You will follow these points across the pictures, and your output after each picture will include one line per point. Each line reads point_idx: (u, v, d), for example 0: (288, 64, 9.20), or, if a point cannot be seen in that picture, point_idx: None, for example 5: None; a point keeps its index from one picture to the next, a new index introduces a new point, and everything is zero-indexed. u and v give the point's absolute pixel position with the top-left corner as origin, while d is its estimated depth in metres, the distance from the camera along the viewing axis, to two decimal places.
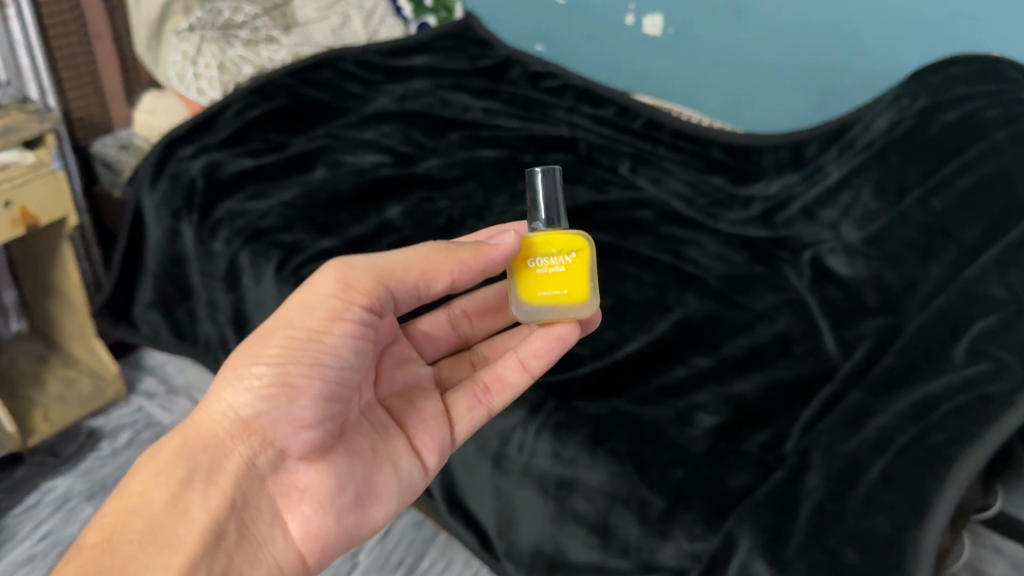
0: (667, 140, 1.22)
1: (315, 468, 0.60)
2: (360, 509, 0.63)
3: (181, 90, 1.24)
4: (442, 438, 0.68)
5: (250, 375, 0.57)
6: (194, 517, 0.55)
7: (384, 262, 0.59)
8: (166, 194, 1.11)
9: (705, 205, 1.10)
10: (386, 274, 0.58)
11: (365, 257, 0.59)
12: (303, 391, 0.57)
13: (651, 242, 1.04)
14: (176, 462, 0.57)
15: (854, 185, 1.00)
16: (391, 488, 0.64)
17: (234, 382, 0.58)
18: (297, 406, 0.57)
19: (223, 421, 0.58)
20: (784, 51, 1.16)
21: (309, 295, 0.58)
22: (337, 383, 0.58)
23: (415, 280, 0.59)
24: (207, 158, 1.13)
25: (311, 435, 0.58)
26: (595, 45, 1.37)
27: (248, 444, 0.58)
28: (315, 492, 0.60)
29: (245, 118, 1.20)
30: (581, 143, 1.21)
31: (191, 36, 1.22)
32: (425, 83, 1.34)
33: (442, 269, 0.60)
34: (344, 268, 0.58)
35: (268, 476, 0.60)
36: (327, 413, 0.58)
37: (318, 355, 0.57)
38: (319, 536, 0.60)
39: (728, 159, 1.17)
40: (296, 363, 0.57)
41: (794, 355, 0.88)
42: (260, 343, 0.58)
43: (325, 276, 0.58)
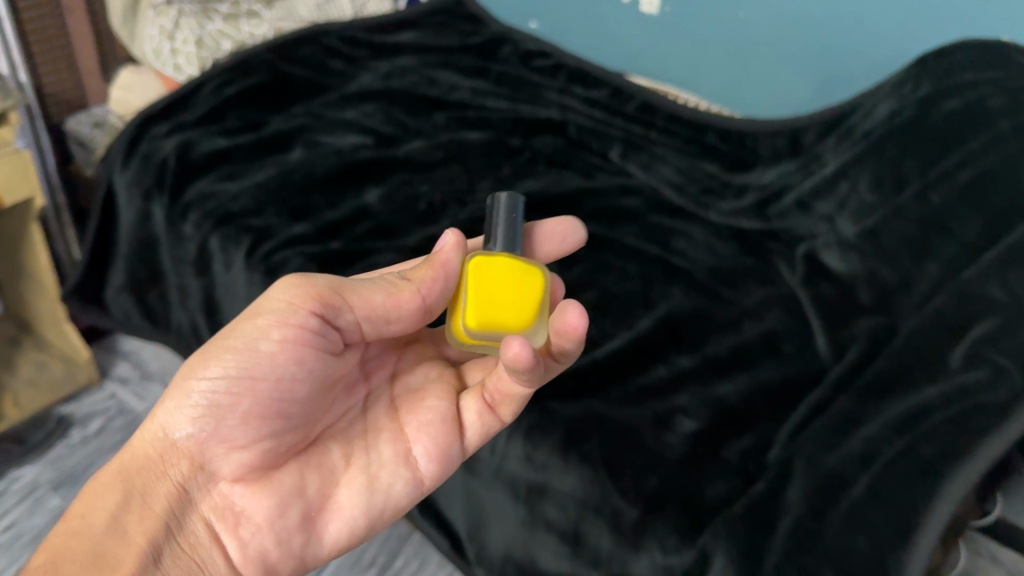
0: (660, 124, 1.17)
1: (253, 489, 0.60)
2: (308, 530, 0.61)
3: (158, 65, 1.19)
4: (444, 445, 0.63)
5: (185, 395, 0.59)
6: (131, 538, 0.56)
7: (342, 280, 0.60)
8: (138, 174, 1.07)
9: (696, 193, 1.05)
10: (343, 288, 0.60)
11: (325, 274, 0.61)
12: (229, 409, 0.58)
13: (638, 232, 1.00)
14: (111, 486, 0.58)
15: (852, 176, 0.95)
16: (356, 503, 0.62)
17: (173, 403, 0.59)
18: (225, 426, 0.58)
19: (156, 443, 0.59)
20: (784, 32, 1.11)
21: (258, 310, 0.60)
22: (274, 400, 0.59)
23: (381, 300, 0.60)
24: (180, 137, 1.10)
25: (244, 455, 0.59)
26: (589, 23, 1.31)
27: (179, 466, 0.59)
28: (255, 511, 0.59)
29: (221, 95, 1.16)
30: (571, 126, 1.16)
31: (169, 10, 1.17)
32: (411, 59, 1.29)
33: (409, 288, 0.61)
34: (300, 280, 0.59)
35: (202, 500, 0.60)
36: (260, 432, 0.59)
37: (250, 366, 0.58)
38: (261, 558, 0.59)
39: (723, 145, 1.13)
40: (228, 379, 0.58)
41: (782, 354, 0.84)
42: (201, 363, 0.59)
43: (276, 289, 0.60)
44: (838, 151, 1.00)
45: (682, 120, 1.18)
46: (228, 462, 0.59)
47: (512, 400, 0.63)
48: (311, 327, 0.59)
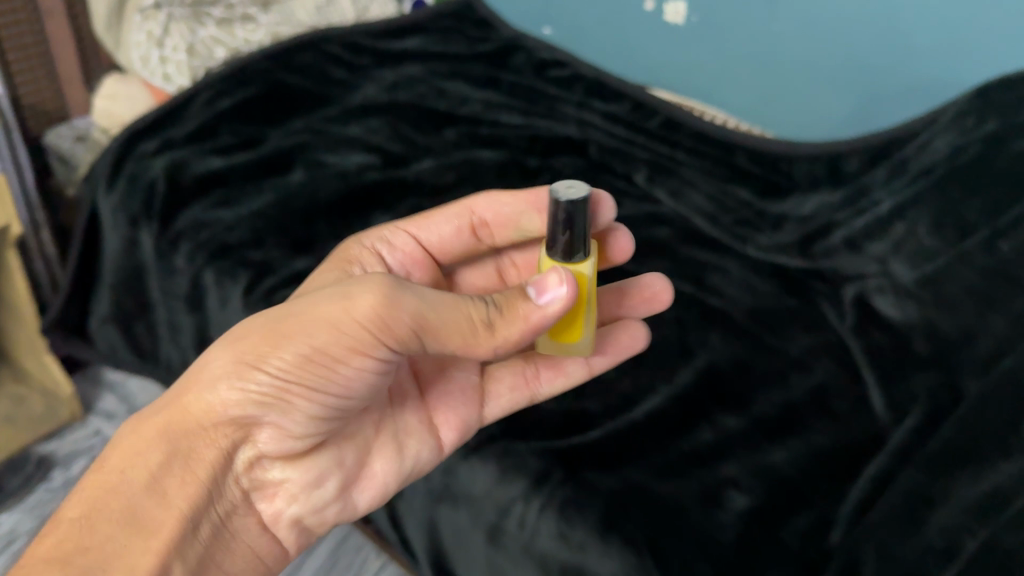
0: (687, 143, 1.10)
1: (293, 467, 0.61)
2: (343, 499, 0.64)
3: (146, 74, 1.10)
4: (466, 421, 0.68)
5: (249, 382, 0.54)
6: (171, 501, 0.55)
7: (432, 319, 0.52)
8: (124, 197, 0.99)
9: (730, 223, 0.97)
10: (429, 331, 0.52)
11: (426, 296, 0.52)
12: (297, 409, 0.56)
13: (670, 267, 0.92)
14: (148, 451, 0.55)
15: (908, 217, 0.87)
16: (385, 470, 0.65)
17: (232, 379, 0.54)
18: (286, 419, 0.56)
19: (212, 416, 0.55)
20: (824, 50, 1.03)
21: (345, 319, 0.52)
22: (335, 405, 0.57)
23: (454, 347, 0.53)
24: (169, 157, 1.01)
25: (293, 444, 0.59)
26: (608, 31, 1.23)
27: (228, 439, 0.57)
28: (291, 484, 0.62)
29: (215, 109, 1.08)
30: (592, 145, 1.08)
31: (157, 14, 1.07)
32: (418, 68, 1.21)
33: (489, 334, 0.53)
34: (387, 304, 0.51)
35: (242, 471, 0.60)
36: (316, 428, 0.58)
37: (325, 382, 0.54)
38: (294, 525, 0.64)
39: (755, 168, 1.05)
40: (301, 385, 0.54)
41: (835, 414, 0.77)
42: (268, 348, 0.54)
43: (363, 300, 0.52)
44: (891, 185, 0.92)
45: (710, 139, 1.10)
46: (275, 444, 0.59)
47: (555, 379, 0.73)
48: (388, 361, 0.55)
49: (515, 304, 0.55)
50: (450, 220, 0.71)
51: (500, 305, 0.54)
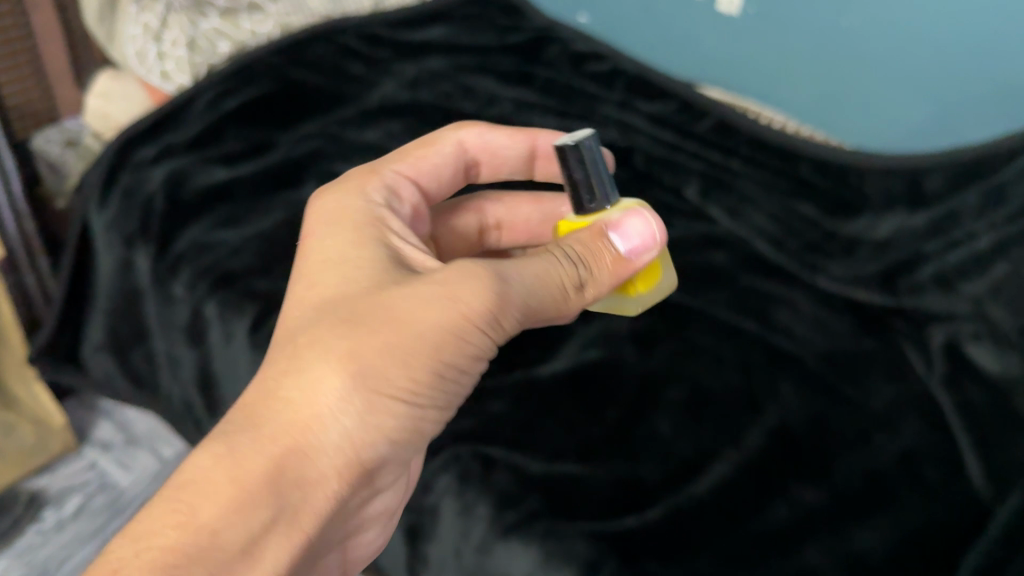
0: (743, 151, 0.99)
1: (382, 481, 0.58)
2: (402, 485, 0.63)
3: (143, 71, 0.99)
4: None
5: (387, 414, 0.51)
6: (267, 554, 0.47)
7: (532, 301, 0.56)
8: (119, 214, 0.89)
9: (797, 249, 0.87)
10: (533, 315, 0.57)
11: (519, 279, 0.56)
12: (426, 430, 0.55)
13: (729, 299, 0.82)
14: (239, 511, 0.46)
15: (1012, 256, 0.79)
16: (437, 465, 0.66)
17: (356, 402, 0.50)
18: (412, 445, 0.55)
19: (338, 459, 0.50)
20: (898, 50, 0.92)
21: (466, 328, 0.52)
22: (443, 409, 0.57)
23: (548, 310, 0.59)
24: (167, 166, 0.91)
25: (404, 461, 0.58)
26: (652, 20, 1.11)
27: (349, 483, 0.51)
28: (390, 495, 0.62)
29: (220, 110, 0.98)
30: (637, 154, 0.98)
31: (155, 4, 0.98)
32: (441, 62, 1.09)
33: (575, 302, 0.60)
34: (496, 296, 0.54)
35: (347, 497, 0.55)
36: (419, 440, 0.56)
37: (450, 393, 0.55)
38: (374, 529, 0.63)
39: (821, 181, 0.94)
40: (432, 404, 0.54)
41: (927, 484, 0.66)
42: (390, 364, 0.51)
43: (476, 295, 0.53)
44: (988, 216, 0.83)
45: (769, 147, 0.99)
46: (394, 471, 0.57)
47: None
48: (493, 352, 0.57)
49: (602, 257, 0.60)
50: (445, 151, 0.75)
51: (590, 261, 0.59)
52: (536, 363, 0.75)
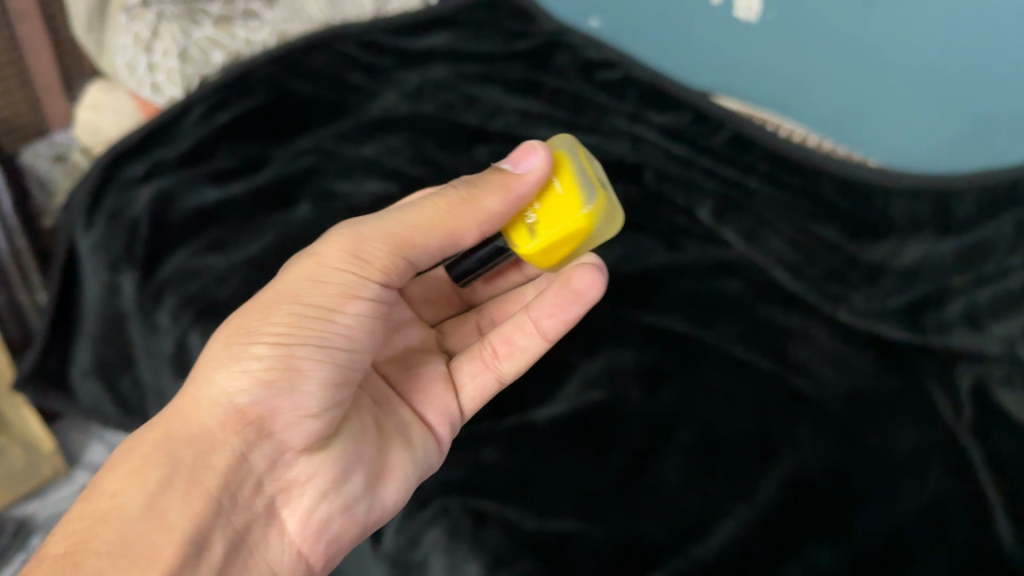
0: (760, 167, 0.94)
1: (314, 462, 0.61)
2: (371, 494, 0.64)
3: (132, 84, 0.96)
4: (446, 408, 0.70)
5: (248, 357, 0.58)
6: (172, 521, 0.53)
7: (398, 230, 0.61)
8: (104, 237, 0.85)
9: (816, 278, 0.82)
10: (403, 245, 0.61)
11: (377, 223, 0.62)
12: (308, 376, 0.59)
13: (743, 333, 0.77)
14: (153, 459, 0.56)
15: None
16: (406, 465, 0.66)
17: (228, 365, 0.58)
18: (301, 393, 0.58)
19: (216, 411, 0.58)
20: (927, 62, 0.86)
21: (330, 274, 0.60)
22: (339, 366, 0.60)
23: (438, 244, 0.62)
24: (155, 186, 0.88)
25: (315, 422, 0.60)
26: (667, 25, 1.06)
27: (241, 436, 0.58)
28: (318, 484, 0.61)
29: (212, 124, 0.94)
30: (648, 171, 0.93)
31: (146, 13, 0.95)
32: (445, 70, 1.04)
33: (469, 231, 0.62)
34: (353, 237, 0.61)
35: (268, 472, 0.60)
36: (332, 399, 0.60)
37: (328, 335, 0.59)
38: (324, 529, 0.62)
39: (844, 201, 0.89)
40: (302, 344, 0.59)
41: (955, 545, 0.61)
42: (259, 322, 0.59)
43: (332, 247, 0.61)
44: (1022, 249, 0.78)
45: (789, 164, 0.94)
46: (301, 431, 0.59)
47: (522, 355, 0.71)
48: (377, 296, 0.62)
49: (492, 176, 0.62)
50: None
51: (474, 185, 0.63)
52: (534, 405, 0.70)
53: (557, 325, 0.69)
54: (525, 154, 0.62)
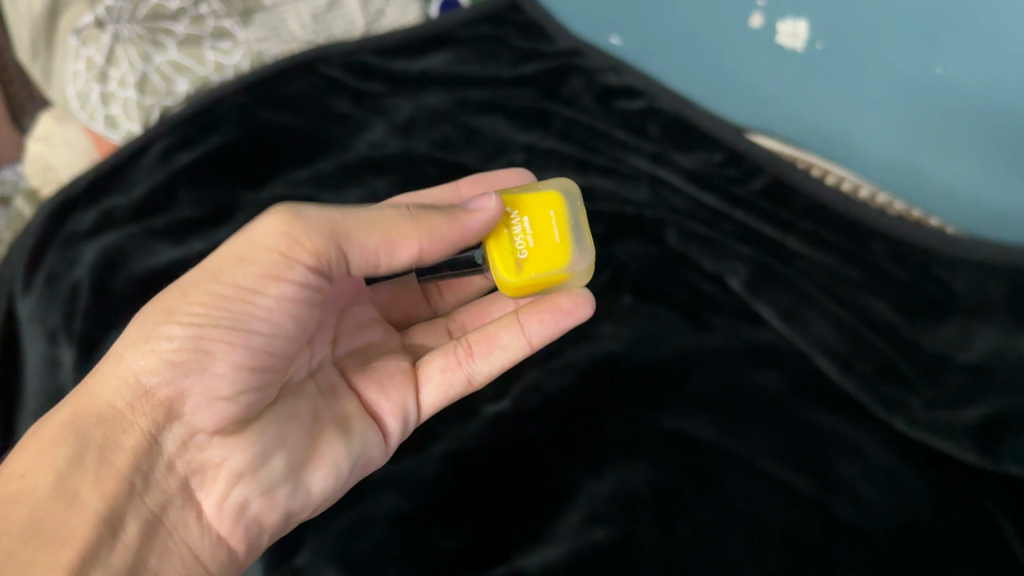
0: (803, 225, 0.81)
1: (230, 444, 0.56)
2: (296, 480, 0.59)
3: (84, 117, 0.84)
4: (402, 402, 0.65)
5: (158, 337, 0.54)
6: (85, 503, 0.51)
7: (342, 222, 0.56)
8: (41, 304, 0.74)
9: (870, 375, 0.69)
10: (342, 237, 0.56)
11: (320, 213, 0.56)
12: (218, 358, 0.54)
13: (780, 445, 0.65)
14: (61, 439, 0.52)
15: None
16: (340, 454, 0.61)
17: (141, 343, 0.54)
18: (212, 375, 0.54)
19: (124, 390, 0.54)
20: (1001, 109, 0.73)
21: (251, 258, 0.54)
22: (261, 350, 0.55)
23: (375, 245, 0.57)
24: (102, 243, 0.77)
25: (229, 406, 0.55)
26: (698, 48, 0.92)
27: (151, 416, 0.54)
28: (232, 467, 0.56)
29: (173, 167, 0.82)
30: (672, 229, 0.80)
31: (100, 35, 0.81)
32: (443, 97, 0.92)
33: (410, 240, 0.58)
34: (288, 220, 0.55)
35: (178, 453, 0.55)
36: (249, 383, 0.55)
37: (242, 318, 0.54)
38: (241, 513, 0.57)
39: (900, 270, 0.77)
40: (215, 326, 0.54)
41: None
42: (177, 302, 0.54)
43: (263, 227, 0.55)
44: None
45: (835, 224, 0.81)
46: (210, 414, 0.54)
47: (492, 351, 0.66)
48: (305, 284, 0.56)
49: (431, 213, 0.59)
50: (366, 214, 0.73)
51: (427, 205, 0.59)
52: (525, 549, 0.58)
53: (539, 334, 0.65)
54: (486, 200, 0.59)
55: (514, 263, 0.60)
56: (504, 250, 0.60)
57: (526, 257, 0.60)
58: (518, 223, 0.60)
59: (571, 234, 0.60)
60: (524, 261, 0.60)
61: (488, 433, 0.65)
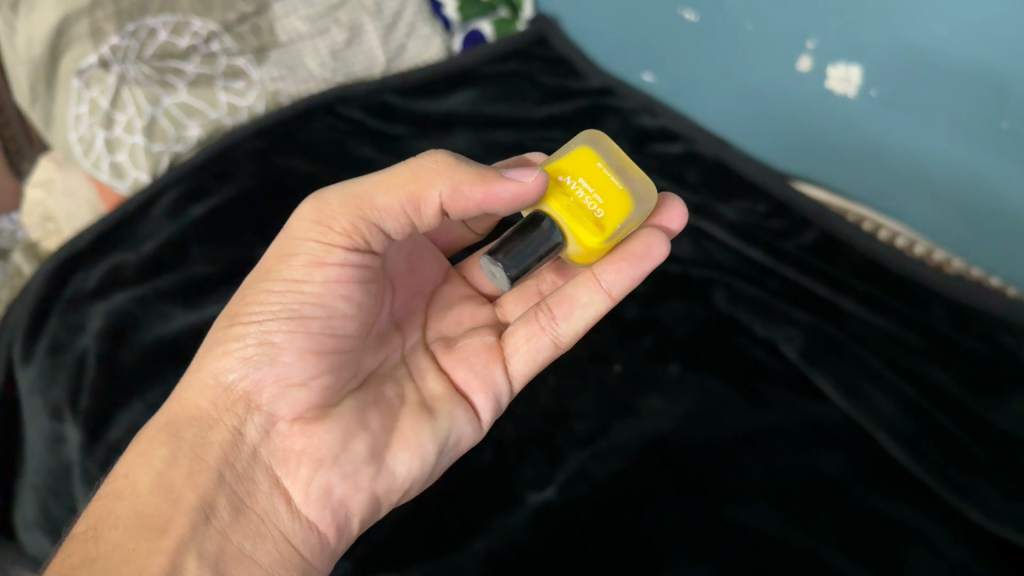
0: (857, 283, 0.76)
1: (309, 429, 0.56)
2: (379, 465, 0.57)
3: (88, 165, 0.78)
4: (486, 374, 0.63)
5: (233, 338, 0.56)
6: (181, 495, 0.51)
7: (360, 191, 0.53)
8: (44, 375, 0.69)
9: (941, 459, 0.64)
10: (364, 206, 0.53)
11: (342, 187, 0.54)
12: (282, 348, 0.55)
13: (845, 538, 0.60)
14: (159, 440, 0.54)
15: None
16: (422, 436, 0.59)
17: (219, 347, 0.56)
18: (281, 365, 0.55)
19: (209, 390, 0.56)
20: None
21: (291, 240, 0.55)
22: (324, 335, 0.55)
23: (402, 205, 0.53)
24: (109, 307, 0.71)
25: (303, 392, 0.55)
26: (739, 90, 0.88)
27: (234, 411, 0.55)
28: (314, 452, 0.55)
29: (184, 220, 0.77)
30: (721, 289, 0.75)
31: (106, 77, 0.76)
32: (471, 138, 0.86)
33: (429, 192, 0.52)
34: (316, 202, 0.54)
35: (262, 442, 0.56)
36: (319, 367, 0.55)
37: (297, 308, 0.54)
38: (326, 498, 0.55)
39: (965, 337, 0.72)
40: (276, 320, 0.55)
41: None
42: (243, 307, 0.56)
43: (300, 216, 0.55)
44: None
45: (890, 284, 0.76)
46: (288, 401, 0.55)
47: (571, 307, 0.61)
48: (350, 263, 0.55)
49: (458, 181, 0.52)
50: None
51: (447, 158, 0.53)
52: None
53: (618, 283, 0.59)
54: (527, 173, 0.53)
55: (595, 223, 0.54)
56: (576, 216, 0.54)
57: (603, 214, 0.54)
58: (574, 186, 0.55)
59: (622, 177, 0.56)
60: (602, 219, 0.54)
61: (529, 527, 0.60)
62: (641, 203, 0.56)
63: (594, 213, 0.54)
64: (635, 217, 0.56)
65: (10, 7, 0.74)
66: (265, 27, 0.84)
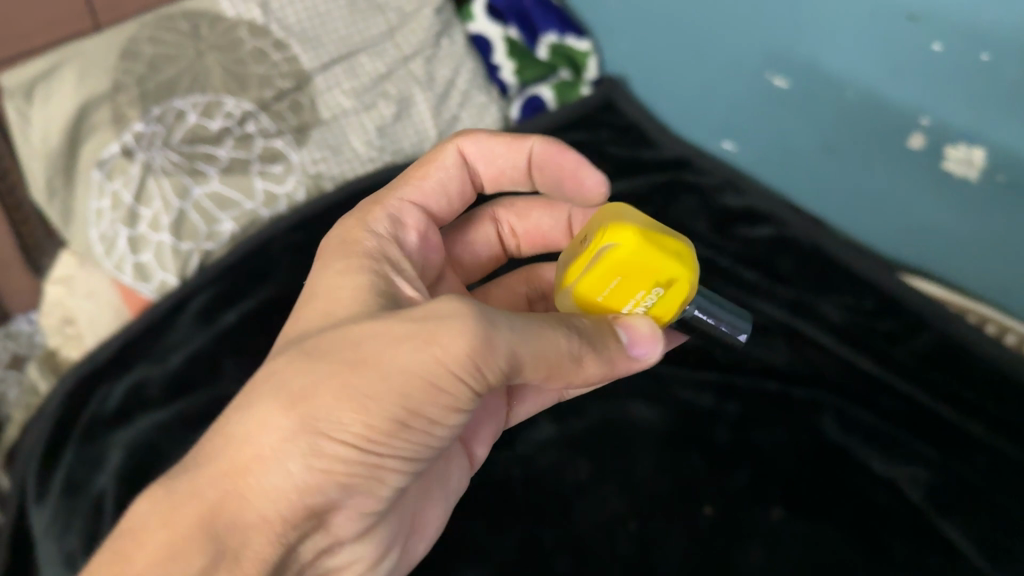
0: (988, 404, 0.65)
1: (360, 543, 0.43)
2: (406, 555, 0.48)
3: (110, 266, 0.70)
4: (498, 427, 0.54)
5: (325, 446, 0.36)
6: None
7: (526, 354, 0.38)
8: (59, 517, 0.61)
9: None
10: (520, 373, 0.39)
11: (517, 328, 0.38)
12: (388, 476, 0.39)
13: None
14: (194, 549, 0.34)
15: None
16: (441, 512, 0.50)
17: (301, 447, 0.36)
18: (371, 497, 0.39)
19: (275, 498, 0.36)
20: None
21: (439, 375, 0.37)
22: (421, 465, 0.40)
23: (537, 382, 0.41)
24: (133, 436, 0.63)
25: (371, 518, 0.41)
26: (838, 164, 0.77)
27: (296, 530, 0.38)
28: (356, 568, 0.43)
29: (217, 329, 0.69)
30: (829, 413, 0.65)
31: (128, 165, 0.68)
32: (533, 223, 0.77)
33: (566, 376, 0.41)
34: (484, 338, 0.37)
35: (304, 564, 0.40)
36: (399, 494, 0.41)
37: (416, 443, 0.39)
38: None
39: None
40: (389, 449, 0.38)
41: None
42: (349, 409, 0.36)
43: (458, 338, 0.37)
44: None
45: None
46: (354, 528, 0.41)
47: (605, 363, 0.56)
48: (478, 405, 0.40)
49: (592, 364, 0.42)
50: (452, 175, 0.52)
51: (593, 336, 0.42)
52: None
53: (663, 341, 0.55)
54: (637, 339, 0.43)
55: (678, 280, 0.41)
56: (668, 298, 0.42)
57: (666, 276, 0.41)
58: (637, 299, 0.42)
59: (601, 255, 0.40)
60: (675, 276, 0.41)
61: None
62: (633, 223, 0.40)
63: (662, 285, 0.41)
64: (651, 228, 0.40)
65: (24, 95, 0.66)
66: (306, 104, 0.76)
